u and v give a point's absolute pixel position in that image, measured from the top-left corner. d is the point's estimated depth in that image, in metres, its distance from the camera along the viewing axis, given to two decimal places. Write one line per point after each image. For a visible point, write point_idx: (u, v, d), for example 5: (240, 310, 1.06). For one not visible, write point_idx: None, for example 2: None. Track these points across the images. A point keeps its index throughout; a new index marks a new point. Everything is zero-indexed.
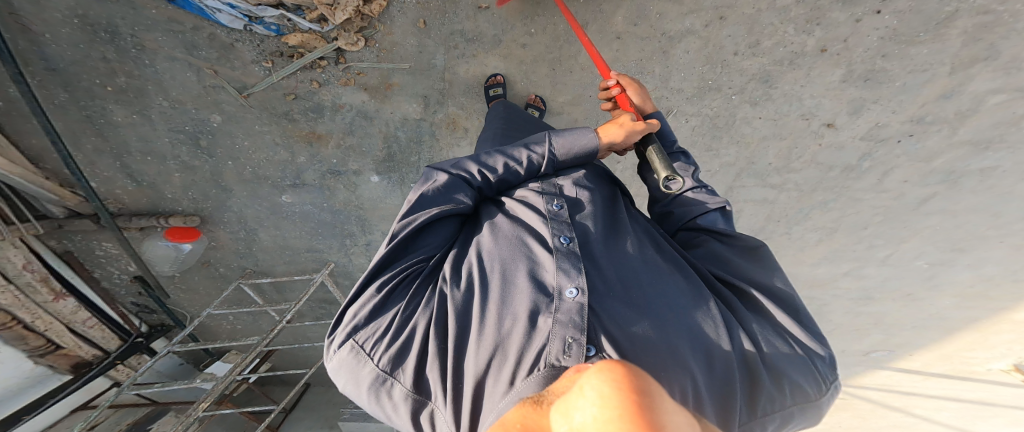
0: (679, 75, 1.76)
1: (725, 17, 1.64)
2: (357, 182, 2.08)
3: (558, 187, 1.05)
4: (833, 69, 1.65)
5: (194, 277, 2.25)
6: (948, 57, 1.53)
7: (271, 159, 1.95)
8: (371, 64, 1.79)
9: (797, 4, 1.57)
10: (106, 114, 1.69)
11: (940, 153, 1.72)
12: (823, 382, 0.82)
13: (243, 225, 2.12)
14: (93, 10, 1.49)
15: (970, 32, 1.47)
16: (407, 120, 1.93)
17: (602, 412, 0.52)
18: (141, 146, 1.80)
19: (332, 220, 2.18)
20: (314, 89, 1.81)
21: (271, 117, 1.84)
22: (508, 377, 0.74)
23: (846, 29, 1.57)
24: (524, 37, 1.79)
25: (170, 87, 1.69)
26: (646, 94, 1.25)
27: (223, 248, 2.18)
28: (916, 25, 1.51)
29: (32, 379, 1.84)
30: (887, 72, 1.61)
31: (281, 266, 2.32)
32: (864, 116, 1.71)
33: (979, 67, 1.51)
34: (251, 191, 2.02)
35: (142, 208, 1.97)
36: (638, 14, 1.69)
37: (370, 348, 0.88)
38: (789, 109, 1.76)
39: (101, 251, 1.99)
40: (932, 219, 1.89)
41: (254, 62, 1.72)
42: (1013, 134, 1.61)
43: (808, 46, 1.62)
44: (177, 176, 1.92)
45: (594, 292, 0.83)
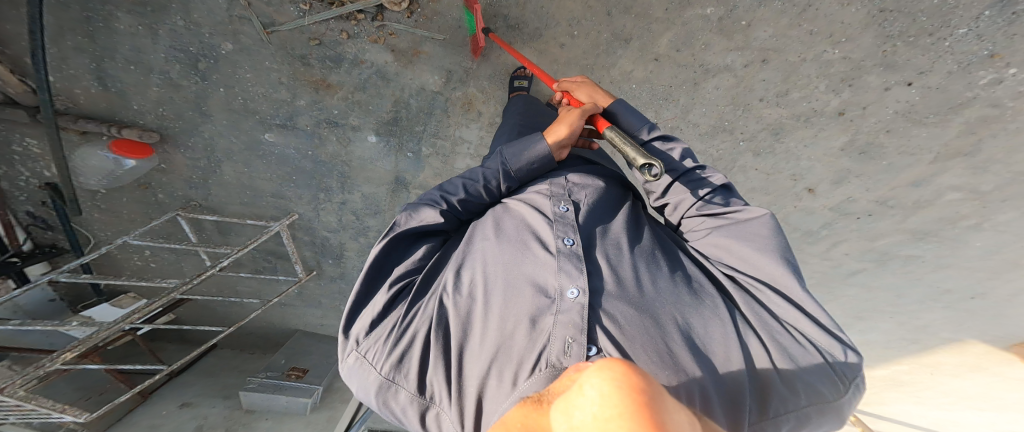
0: (700, 110, 1.81)
1: (769, 60, 1.67)
2: (352, 138, 2.02)
3: (571, 192, 1.08)
4: (839, 135, 1.75)
5: (122, 197, 2.07)
6: (939, 145, 1.66)
7: (268, 95, 1.87)
8: (407, 29, 1.78)
9: (841, 60, 1.62)
10: (109, 20, 1.62)
11: (886, 235, 1.93)
12: (841, 382, 0.79)
13: (207, 153, 1.99)
14: None
15: (971, 123, 1.58)
16: (424, 90, 1.92)
17: (603, 411, 0.49)
18: (129, 55, 1.71)
19: (312, 169, 2.10)
20: (341, 39, 1.79)
21: (286, 57, 1.80)
22: (511, 378, 0.77)
23: (874, 95, 1.64)
24: (565, 37, 1.76)
25: (193, 9, 1.65)
26: (593, 88, 1.32)
27: (174, 172, 2.03)
28: (933, 105, 1.59)
29: None
30: (882, 147, 1.73)
31: (235, 207, 2.20)
32: (843, 188, 1.87)
33: (956, 162, 1.67)
34: (232, 121, 1.92)
35: (97, 112, 1.81)
36: (684, 41, 1.70)
37: (374, 357, 0.91)
38: (784, 166, 1.88)
39: (20, 147, 1.78)
40: (853, 289, 2.20)
41: (291, 1, 1.69)
42: (946, 231, 1.84)
43: (829, 107, 1.71)
44: (155, 91, 1.80)
45: (595, 293, 0.84)
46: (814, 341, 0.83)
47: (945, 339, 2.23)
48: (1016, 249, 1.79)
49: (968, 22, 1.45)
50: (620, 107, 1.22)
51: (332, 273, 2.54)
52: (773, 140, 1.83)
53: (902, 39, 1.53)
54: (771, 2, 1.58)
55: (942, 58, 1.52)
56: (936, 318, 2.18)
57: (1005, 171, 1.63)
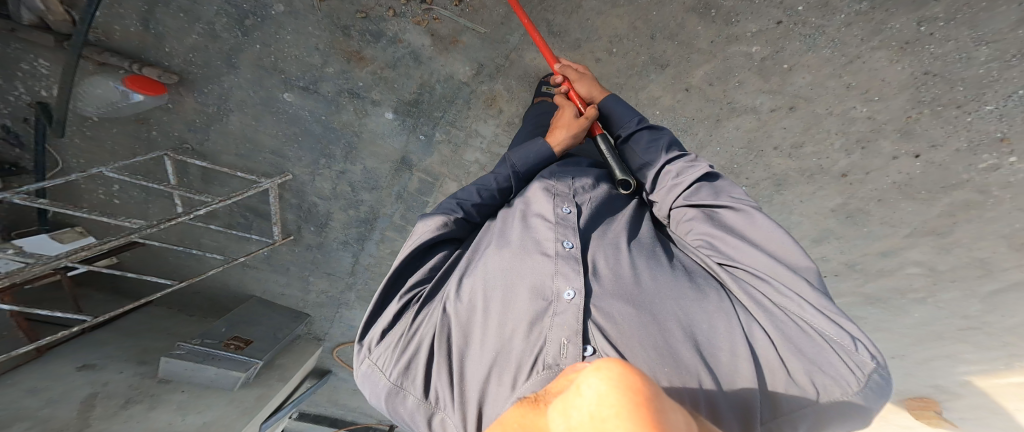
0: (714, 147, 1.89)
1: (795, 108, 1.74)
2: (369, 112, 2.01)
3: (575, 194, 1.09)
4: (834, 196, 1.84)
5: (111, 128, 1.98)
6: (918, 221, 1.76)
7: (301, 59, 1.87)
8: (451, 16, 1.82)
9: (862, 121, 1.69)
10: None
11: (843, 295, 2.07)
12: (853, 373, 0.73)
13: (220, 101, 1.96)
14: None
15: (953, 205, 1.68)
16: (452, 78, 1.95)
17: (601, 411, 0.48)
18: (185, 4, 1.74)
19: (320, 133, 2.07)
20: (387, 16, 1.81)
21: (330, 25, 1.81)
22: (512, 383, 0.80)
23: (879, 162, 1.72)
24: (602, 53, 1.80)
25: None
26: (591, 81, 1.42)
27: (178, 114, 1.97)
28: (928, 181, 1.68)
29: None
30: (868, 215, 1.83)
31: (229, 157, 2.11)
32: (821, 246, 1.97)
33: (925, 240, 1.78)
34: (257, 77, 1.91)
35: (125, 49, 1.80)
36: (719, 76, 1.76)
37: (383, 364, 0.94)
38: (777, 217, 1.96)
39: (29, 65, 1.72)
40: None
41: None
42: (894, 300, 1.98)
43: (835, 167, 1.79)
44: (193, 38, 1.80)
45: (590, 295, 0.86)
46: (821, 332, 0.76)
47: None
48: (945, 323, 1.94)
49: (998, 99, 1.50)
50: (609, 104, 1.32)
51: (310, 242, 2.45)
52: (774, 190, 1.92)
53: (933, 106, 1.57)
54: (822, 48, 1.62)
55: (958, 133, 1.58)
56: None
57: (965, 255, 1.76)
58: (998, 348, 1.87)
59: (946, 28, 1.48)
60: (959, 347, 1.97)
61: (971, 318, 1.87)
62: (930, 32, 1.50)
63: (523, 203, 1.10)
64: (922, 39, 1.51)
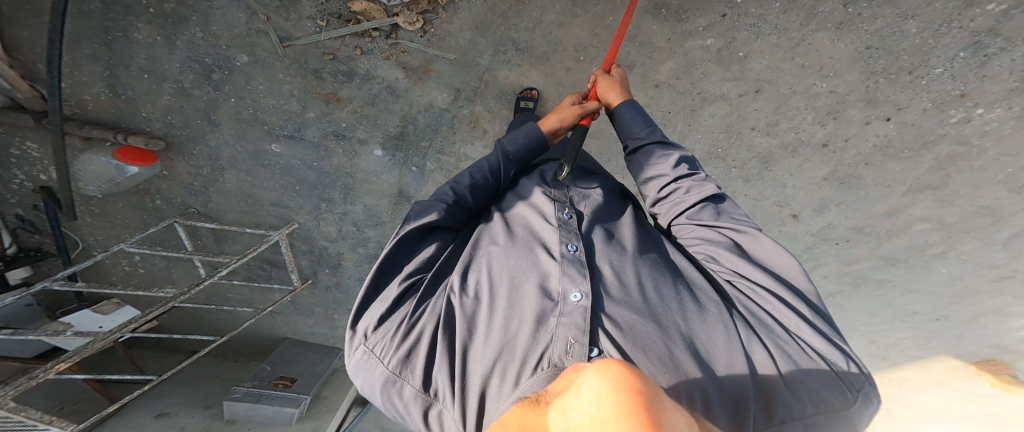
0: (695, 136, 1.87)
1: (761, 91, 1.75)
2: (358, 151, 2.07)
3: (574, 199, 1.12)
4: (822, 166, 1.82)
5: (117, 203, 2.06)
6: (910, 179, 1.75)
7: (279, 107, 1.93)
8: (419, 47, 1.85)
9: (826, 95, 1.69)
10: (129, 30, 1.69)
11: (861, 260, 2.01)
12: (842, 386, 0.78)
13: (211, 161, 2.02)
14: None
15: (940, 159, 1.68)
16: (431, 107, 1.98)
17: (602, 413, 0.48)
18: (144, 64, 1.77)
19: (316, 180, 2.13)
20: (354, 55, 1.85)
21: (300, 70, 1.86)
22: (515, 377, 0.78)
23: (854, 129, 1.73)
24: (571, 62, 1.86)
25: (213, 22, 1.72)
26: (617, 84, 1.31)
27: (174, 179, 2.04)
28: (907, 140, 1.69)
29: None
30: (861, 179, 1.81)
31: (233, 215, 2.19)
32: (824, 214, 1.94)
33: (925, 195, 1.76)
34: (240, 131, 1.96)
35: (103, 119, 1.84)
36: (683, 69, 1.77)
37: (381, 352, 0.92)
38: (770, 193, 1.94)
39: (18, 150, 1.78)
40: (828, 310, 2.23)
41: (310, 18, 1.77)
42: (914, 258, 1.93)
43: (814, 138, 1.78)
44: (166, 99, 1.85)
45: (599, 297, 0.87)
46: (817, 349, 0.82)
47: (912, 356, 2.23)
48: (978, 276, 1.89)
49: (944, 62, 1.54)
50: (623, 108, 1.24)
51: (327, 283, 2.51)
52: (762, 168, 1.90)
53: (885, 75, 1.61)
54: (768, 35, 1.65)
55: (920, 95, 1.61)
56: (905, 337, 2.20)
57: (970, 205, 1.73)
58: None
59: (869, 8, 1.54)
60: (1003, 300, 1.92)
61: (1001, 267, 1.84)
62: (858, 13, 1.55)
63: (527, 207, 1.11)
64: (853, 19, 1.56)
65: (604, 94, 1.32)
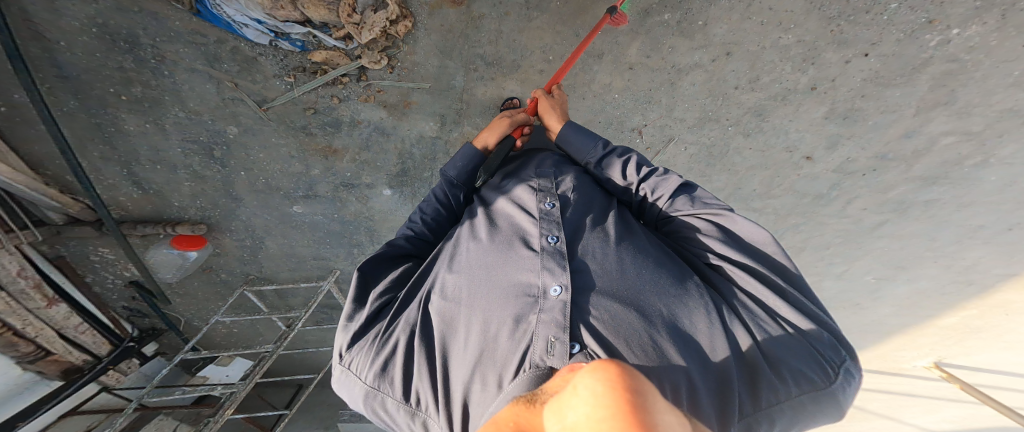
0: (682, 106, 1.85)
1: (732, 53, 1.70)
2: (369, 195, 2.11)
3: (555, 185, 1.09)
4: (817, 106, 1.75)
5: (193, 282, 2.22)
6: (915, 100, 1.66)
7: (285, 171, 1.96)
8: (392, 83, 1.82)
9: (796, 44, 1.64)
10: (117, 122, 1.68)
11: (896, 185, 1.87)
12: (821, 361, 0.78)
13: (250, 232, 2.11)
14: (114, 19, 1.49)
15: (936, 78, 1.60)
16: (422, 138, 1.99)
17: (596, 412, 0.47)
18: (150, 154, 1.79)
19: (341, 229, 2.20)
20: (333, 104, 1.83)
21: (289, 130, 1.86)
22: (497, 381, 0.76)
23: (836, 69, 1.66)
24: (541, 63, 1.81)
25: (188, 98, 1.69)
26: (553, 103, 1.37)
27: (227, 254, 2.16)
28: (895, 68, 1.61)
29: (19, 385, 1.81)
30: (863, 111, 1.73)
31: (286, 273, 2.33)
32: (839, 151, 1.84)
33: (938, 112, 1.66)
34: (262, 200, 2.02)
35: (147, 215, 1.96)
36: (652, 47, 1.73)
37: (358, 368, 0.95)
38: (777, 141, 1.87)
39: (97, 257, 1.95)
40: (884, 241, 2.07)
41: (276, 76, 1.74)
42: (954, 173, 1.78)
43: (800, 84, 1.72)
44: (188, 185, 1.91)
45: (579, 289, 0.84)
46: (795, 326, 0.83)
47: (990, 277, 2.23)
48: None
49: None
50: (567, 131, 1.23)
51: None
52: (758, 120, 1.83)
53: (844, 17, 1.57)
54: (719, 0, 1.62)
55: (887, 30, 1.56)
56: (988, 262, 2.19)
57: (991, 110, 1.61)
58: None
59: None
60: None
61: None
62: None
63: (508, 199, 1.09)
64: None
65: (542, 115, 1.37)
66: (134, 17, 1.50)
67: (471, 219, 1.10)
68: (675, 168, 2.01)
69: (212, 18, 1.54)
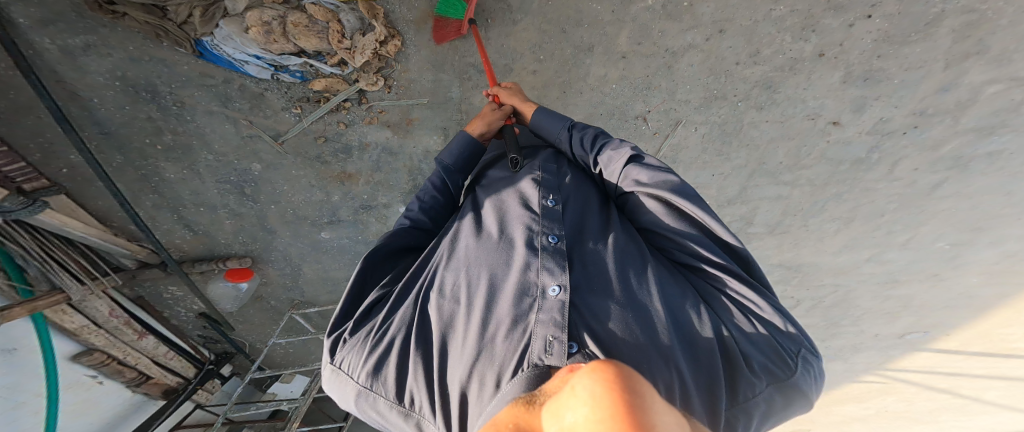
0: (684, 88, 1.77)
1: (725, 30, 1.63)
2: (388, 214, 2.14)
3: (554, 185, 1.04)
4: (833, 72, 1.64)
5: (249, 310, 2.33)
6: (941, 54, 1.51)
7: (309, 200, 2.00)
8: (392, 102, 1.82)
9: (790, 14, 1.56)
10: (159, 172, 1.74)
11: (948, 140, 1.69)
12: (793, 356, 0.77)
13: (288, 262, 2.19)
14: (132, 71, 1.50)
15: (958, 30, 1.45)
16: (429, 153, 2.00)
17: (593, 412, 0.44)
18: (193, 198, 1.85)
19: (366, 250, 2.25)
20: (341, 130, 1.85)
21: (305, 161, 1.89)
22: (494, 381, 0.70)
23: (841, 35, 1.56)
24: (533, 63, 1.77)
25: (212, 141, 1.72)
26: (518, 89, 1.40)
27: (271, 282, 2.25)
28: (906, 26, 1.49)
29: (131, 405, 2.06)
30: (885, 71, 1.59)
31: (326, 295, 2.41)
32: (868, 112, 1.70)
33: (972, 61, 1.49)
34: (293, 230, 2.08)
35: (200, 253, 2.03)
36: (642, 33, 1.67)
37: (353, 365, 0.91)
38: (794, 111, 1.77)
39: (168, 294, 2.07)
40: (947, 202, 1.87)
41: (284, 109, 1.75)
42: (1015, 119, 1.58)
43: (806, 53, 1.62)
44: (228, 223, 1.96)
45: (577, 289, 0.80)
46: (764, 318, 0.81)
47: None
48: None
49: None
50: (537, 116, 1.24)
51: None
52: (767, 93, 1.74)
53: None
54: None
55: None
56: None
57: None
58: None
59: None
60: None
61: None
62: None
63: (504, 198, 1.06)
64: None
65: (507, 101, 1.37)
66: (144, 66, 1.50)
67: (472, 218, 1.07)
68: (690, 151, 1.95)
69: (215, 58, 1.55)
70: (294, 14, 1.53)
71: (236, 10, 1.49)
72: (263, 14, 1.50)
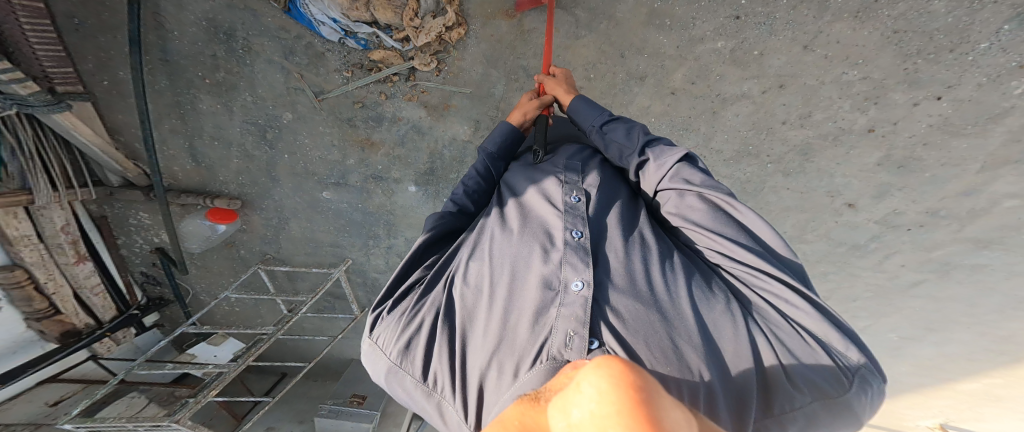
0: (722, 136, 1.80)
1: (786, 85, 1.65)
2: (395, 190, 2.12)
3: (584, 181, 1.05)
4: (873, 152, 1.66)
5: (212, 255, 2.22)
6: (983, 155, 1.54)
7: (324, 158, 1.99)
8: (437, 85, 1.86)
9: (861, 81, 1.57)
10: (195, 102, 1.79)
11: (942, 245, 1.75)
12: (845, 376, 0.72)
13: (278, 214, 2.13)
14: (222, 15, 1.63)
15: (1015, 130, 1.48)
16: (455, 140, 1.99)
17: (601, 409, 0.44)
18: (213, 131, 1.87)
19: (362, 220, 2.20)
20: (380, 100, 1.88)
21: (335, 120, 1.90)
22: (513, 370, 0.75)
23: (902, 111, 1.57)
24: (581, 80, 1.78)
25: (259, 85, 1.79)
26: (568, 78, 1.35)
27: (251, 232, 2.17)
28: (968, 117, 1.50)
29: (15, 343, 1.68)
30: (923, 161, 1.62)
31: (301, 257, 2.31)
32: (886, 201, 1.74)
33: (1007, 170, 1.54)
34: (297, 183, 2.06)
35: (192, 186, 2.00)
36: (699, 73, 1.70)
37: (384, 342, 0.94)
38: (818, 184, 1.79)
39: (135, 220, 2.00)
40: (916, 300, 1.94)
41: (337, 71, 1.80)
42: (1012, 238, 1.64)
43: (857, 125, 1.64)
44: (235, 163, 1.96)
45: (600, 286, 0.81)
46: (815, 335, 0.76)
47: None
48: None
49: (988, 36, 1.40)
50: (576, 104, 1.21)
51: None
52: (802, 160, 1.76)
53: (922, 56, 1.48)
54: (782, 31, 1.57)
55: (968, 72, 1.45)
56: None
57: None
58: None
59: None
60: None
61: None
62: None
63: (537, 190, 1.05)
64: (871, 7, 1.47)
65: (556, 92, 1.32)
66: (236, 12, 1.64)
67: (500, 209, 1.07)
68: None
69: (299, 16, 1.66)
70: None
71: None
72: None
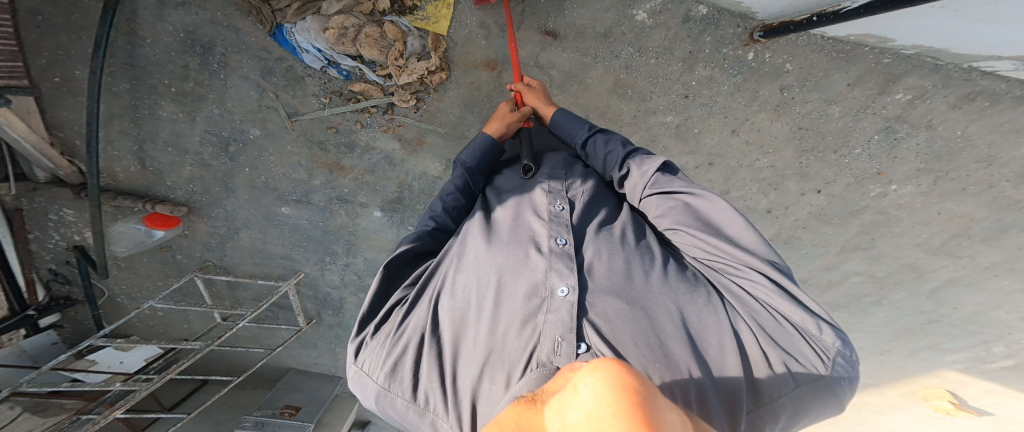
0: None
1: (714, 163, 1.89)
2: (359, 213, 2.11)
3: (566, 191, 1.12)
4: (768, 228, 1.99)
5: (142, 258, 2.01)
6: (842, 240, 1.95)
7: (288, 175, 1.98)
8: (413, 121, 1.93)
9: (768, 169, 1.86)
10: (154, 108, 1.76)
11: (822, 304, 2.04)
12: (816, 357, 0.77)
13: (227, 222, 2.03)
14: (203, 29, 1.67)
15: (863, 226, 1.89)
16: (426, 175, 2.04)
17: (596, 411, 0.48)
18: (169, 138, 1.82)
19: (321, 237, 2.15)
20: (355, 128, 1.92)
21: (306, 142, 1.92)
22: (505, 380, 0.79)
23: (792, 198, 1.90)
24: None
25: (228, 99, 1.80)
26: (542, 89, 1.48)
27: (194, 238, 2.04)
28: (837, 209, 1.88)
29: None
30: (800, 240, 2.00)
31: (246, 267, 2.16)
32: None
33: (855, 254, 1.97)
34: (254, 196, 2.00)
35: (134, 189, 1.88)
36: (648, 142, 1.88)
37: (373, 366, 0.95)
38: None
39: (55, 216, 1.77)
40: None
41: (314, 96, 1.85)
42: (853, 304, 2.12)
43: (759, 206, 1.95)
44: (188, 170, 1.90)
45: (585, 290, 0.87)
46: (791, 321, 0.80)
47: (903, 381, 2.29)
48: (908, 319, 2.09)
49: (863, 144, 1.73)
50: (560, 116, 1.33)
51: (330, 322, 2.43)
52: None
53: (814, 154, 1.79)
54: (717, 114, 1.79)
55: (843, 171, 1.80)
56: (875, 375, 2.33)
57: (895, 262, 1.94)
58: (966, 335, 2.04)
59: (802, 92, 1.70)
60: (935, 338, 2.11)
61: (929, 312, 2.04)
62: (792, 96, 1.71)
63: (513, 203, 1.11)
64: (788, 102, 1.72)
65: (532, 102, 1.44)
66: (218, 29, 1.68)
67: (485, 217, 1.11)
68: None
69: (283, 41, 1.71)
70: (370, 27, 1.69)
71: (327, 11, 1.66)
72: (345, 20, 1.67)
